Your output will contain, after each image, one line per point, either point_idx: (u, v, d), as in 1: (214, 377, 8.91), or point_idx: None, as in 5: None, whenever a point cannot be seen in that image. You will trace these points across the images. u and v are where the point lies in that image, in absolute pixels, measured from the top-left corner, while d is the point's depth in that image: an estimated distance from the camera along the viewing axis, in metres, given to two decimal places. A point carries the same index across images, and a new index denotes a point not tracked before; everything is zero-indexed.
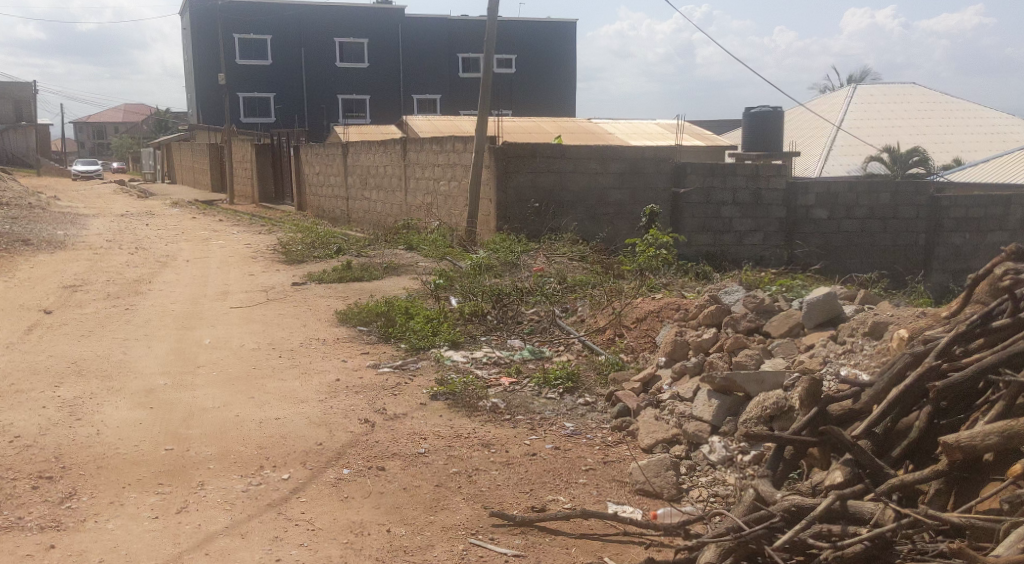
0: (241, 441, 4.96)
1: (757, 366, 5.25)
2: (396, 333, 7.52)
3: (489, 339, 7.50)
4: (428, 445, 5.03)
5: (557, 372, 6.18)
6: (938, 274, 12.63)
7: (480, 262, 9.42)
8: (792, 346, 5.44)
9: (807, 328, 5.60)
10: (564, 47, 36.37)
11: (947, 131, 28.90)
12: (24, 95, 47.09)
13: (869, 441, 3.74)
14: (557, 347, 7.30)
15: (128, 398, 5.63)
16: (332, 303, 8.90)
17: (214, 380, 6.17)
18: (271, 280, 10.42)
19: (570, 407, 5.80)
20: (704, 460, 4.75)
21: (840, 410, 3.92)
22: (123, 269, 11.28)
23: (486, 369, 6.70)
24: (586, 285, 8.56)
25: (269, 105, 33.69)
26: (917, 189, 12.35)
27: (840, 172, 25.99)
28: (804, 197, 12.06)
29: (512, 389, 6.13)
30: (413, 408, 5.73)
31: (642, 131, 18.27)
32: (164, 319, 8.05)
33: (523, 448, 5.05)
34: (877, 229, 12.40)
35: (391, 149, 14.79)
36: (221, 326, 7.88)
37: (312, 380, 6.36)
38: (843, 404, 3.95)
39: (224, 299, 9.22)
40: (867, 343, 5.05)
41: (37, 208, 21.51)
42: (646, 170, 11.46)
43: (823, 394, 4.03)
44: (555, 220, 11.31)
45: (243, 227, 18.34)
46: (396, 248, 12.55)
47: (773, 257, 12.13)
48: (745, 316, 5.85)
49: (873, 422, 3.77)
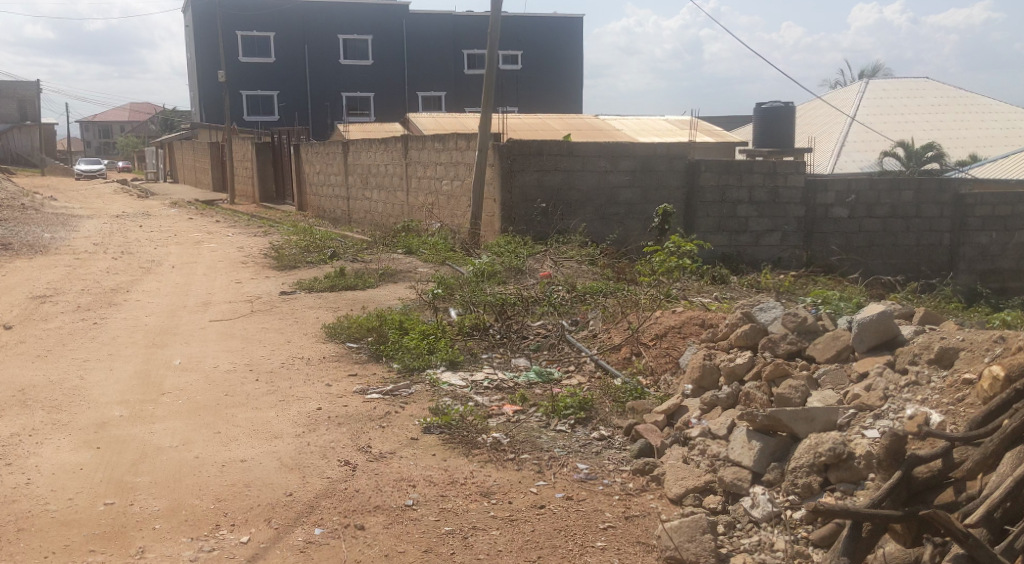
0: (196, 491, 4.21)
1: (803, 399, 4.51)
2: (387, 351, 6.77)
3: (491, 358, 6.77)
4: (418, 494, 4.28)
5: (567, 401, 5.47)
6: (963, 274, 11.82)
7: (482, 267, 8.69)
8: (841, 374, 4.70)
9: (857, 352, 4.84)
10: (572, 44, 35.60)
11: (963, 126, 28.03)
12: (26, 95, 46.18)
13: (985, 530, 3.19)
14: (566, 367, 6.54)
15: (72, 435, 4.89)
16: (321, 316, 8.14)
17: (178, 410, 5.43)
18: (259, 288, 9.70)
19: (582, 443, 5.05)
20: (745, 516, 4.00)
21: (927, 475, 3.49)
22: (102, 276, 10.57)
23: (487, 396, 5.94)
24: (597, 293, 7.81)
25: (272, 103, 32.96)
26: (941, 186, 11.53)
27: (853, 169, 25.17)
28: (823, 195, 11.29)
29: (517, 420, 5.40)
30: (402, 444, 4.99)
31: (653, 128, 17.49)
32: (134, 335, 7.32)
33: (528, 498, 4.30)
34: (899, 229, 11.58)
35: (393, 148, 14.02)
36: (196, 343, 7.13)
37: (290, 408, 5.61)
38: (931, 466, 3.52)
39: (205, 311, 8.47)
40: (934, 374, 4.30)
41: (30, 209, 20.81)
42: (659, 169, 10.70)
43: (905, 453, 3.56)
44: (564, 221, 10.55)
45: (240, 229, 17.60)
46: (395, 252, 11.80)
47: (792, 258, 11.33)
48: (784, 337, 5.11)
49: (993, 506, 3.20)
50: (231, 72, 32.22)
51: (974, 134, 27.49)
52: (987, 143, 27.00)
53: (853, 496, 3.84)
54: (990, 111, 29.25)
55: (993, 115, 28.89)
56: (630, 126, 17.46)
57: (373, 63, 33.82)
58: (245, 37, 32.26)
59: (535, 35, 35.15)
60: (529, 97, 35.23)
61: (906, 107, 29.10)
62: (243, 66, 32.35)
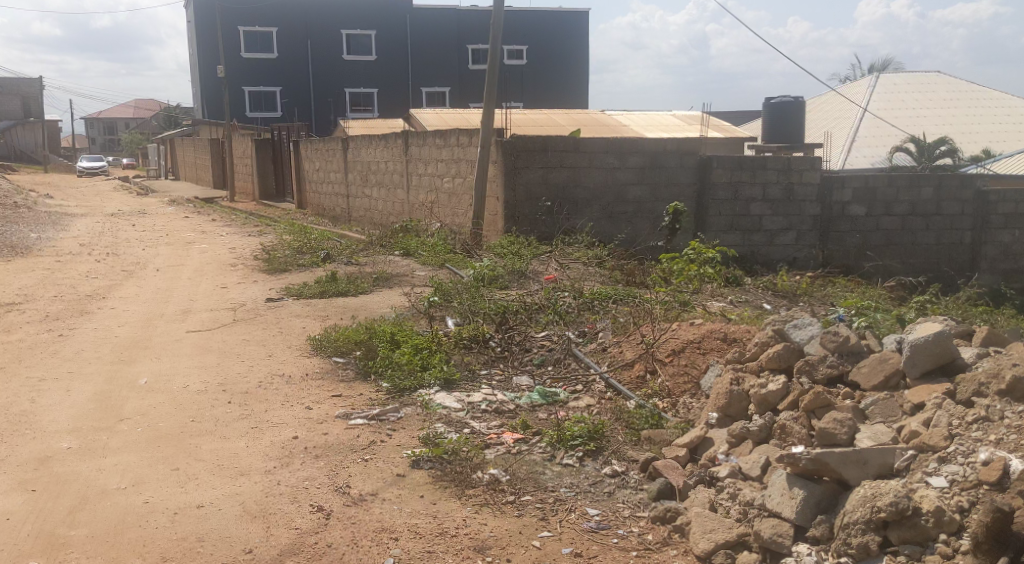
0: (139, 548, 3.66)
1: (851, 436, 3.89)
2: (376, 368, 6.14)
3: (490, 376, 6.12)
4: (399, 552, 3.72)
5: (575, 429, 4.82)
6: (984, 275, 11.16)
7: (482, 271, 8.05)
8: (893, 405, 4.06)
9: (910, 379, 4.21)
10: (579, 38, 34.93)
11: (975, 120, 27.33)
12: (30, 91, 45.50)
13: None
14: (573, 387, 5.89)
15: (7, 475, 4.30)
16: (308, 326, 7.50)
17: (135, 441, 4.81)
18: (244, 294, 9.09)
19: (592, 480, 4.42)
20: None
21: None
22: (80, 281, 9.94)
23: (485, 422, 5.29)
24: (607, 299, 7.15)
25: (274, 100, 32.34)
26: (962, 183, 10.84)
27: (863, 164, 24.52)
28: (840, 193, 10.60)
29: (518, 452, 4.76)
30: (386, 484, 4.35)
31: (662, 123, 16.80)
32: (100, 350, 6.69)
33: (529, 555, 3.74)
34: (919, 227, 10.88)
35: (393, 144, 13.39)
36: (168, 359, 6.50)
37: (263, 437, 4.97)
38: None
39: (184, 321, 7.83)
40: (1009, 410, 3.67)
41: (23, 208, 20.24)
42: (668, 165, 10.05)
43: (1004, 526, 3.12)
44: (570, 221, 9.92)
45: (236, 228, 16.98)
46: (392, 253, 11.16)
47: (807, 259, 10.67)
48: (824, 360, 4.47)
49: None
50: (231, 68, 31.59)
51: (987, 130, 26.83)
52: (999, 138, 26.38)
53: (920, 562, 3.26)
54: (1004, 105, 28.51)
55: (1004, 109, 28.24)
56: (638, 121, 16.80)
57: (376, 58, 33.19)
58: (246, 32, 31.61)
59: (542, 31, 34.52)
60: (534, 93, 34.58)
61: (918, 101, 28.38)
62: (245, 62, 31.73)
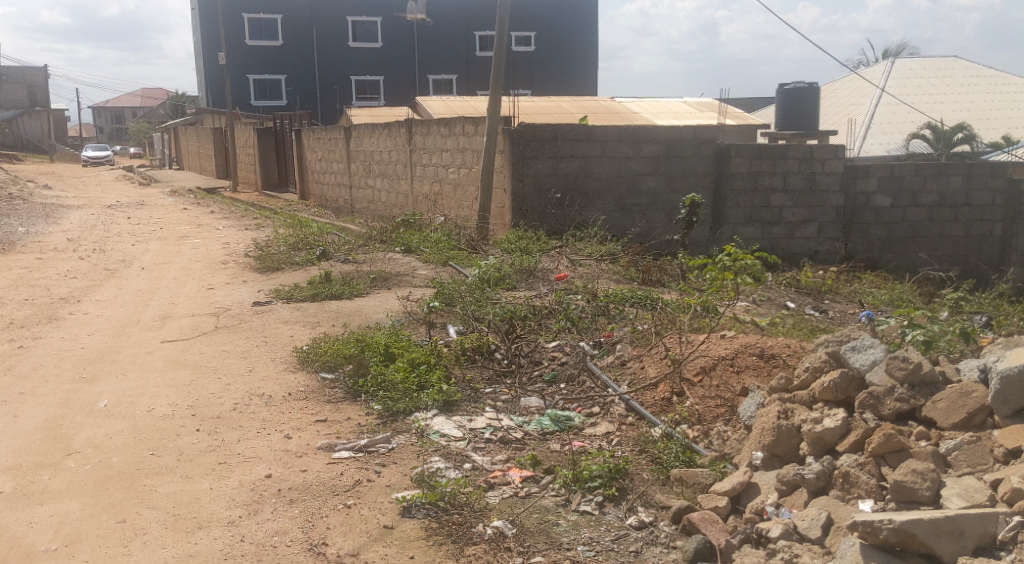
0: None
1: (936, 493, 3.21)
2: (367, 387, 5.43)
3: (494, 396, 5.40)
4: None
5: (592, 467, 4.09)
6: (1015, 269, 10.41)
7: (487, 271, 7.32)
8: (982, 451, 3.39)
9: (1000, 416, 3.52)
10: (589, 24, 34.09)
11: (995, 107, 26.50)
12: (37, 80, 44.85)
13: None
14: (588, 410, 5.16)
15: None
16: (295, 335, 6.80)
17: (79, 483, 4.13)
18: (229, 297, 8.39)
19: (615, 535, 3.72)
20: None
21: None
22: (58, 282, 9.26)
23: (489, 456, 4.55)
24: (623, 303, 6.43)
25: (279, 88, 31.65)
26: (993, 171, 10.07)
27: (880, 152, 23.73)
28: (865, 182, 9.82)
29: (527, 495, 4.05)
30: (367, 540, 3.67)
31: (674, 110, 16.05)
32: (59, 365, 5.99)
33: None
34: (946, 218, 10.11)
35: (396, 133, 12.67)
36: (136, 376, 5.80)
37: (229, 477, 4.27)
38: None
39: (162, 329, 7.14)
40: None
41: (17, 199, 19.58)
42: (684, 154, 9.31)
43: None
44: (581, 214, 9.18)
45: (233, 221, 16.30)
46: (392, 249, 10.44)
47: (830, 253, 9.90)
48: (891, 392, 3.77)
49: None
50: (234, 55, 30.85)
51: (1006, 116, 26.02)
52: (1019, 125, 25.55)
53: None
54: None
55: None
56: (648, 108, 16.05)
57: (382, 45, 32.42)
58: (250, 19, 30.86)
59: (552, 17, 33.68)
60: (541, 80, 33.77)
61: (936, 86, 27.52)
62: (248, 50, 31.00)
